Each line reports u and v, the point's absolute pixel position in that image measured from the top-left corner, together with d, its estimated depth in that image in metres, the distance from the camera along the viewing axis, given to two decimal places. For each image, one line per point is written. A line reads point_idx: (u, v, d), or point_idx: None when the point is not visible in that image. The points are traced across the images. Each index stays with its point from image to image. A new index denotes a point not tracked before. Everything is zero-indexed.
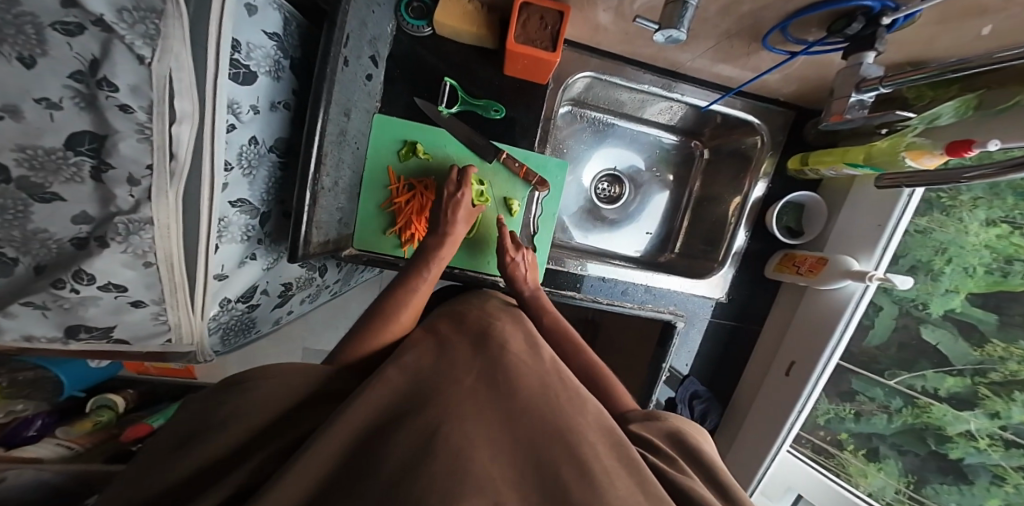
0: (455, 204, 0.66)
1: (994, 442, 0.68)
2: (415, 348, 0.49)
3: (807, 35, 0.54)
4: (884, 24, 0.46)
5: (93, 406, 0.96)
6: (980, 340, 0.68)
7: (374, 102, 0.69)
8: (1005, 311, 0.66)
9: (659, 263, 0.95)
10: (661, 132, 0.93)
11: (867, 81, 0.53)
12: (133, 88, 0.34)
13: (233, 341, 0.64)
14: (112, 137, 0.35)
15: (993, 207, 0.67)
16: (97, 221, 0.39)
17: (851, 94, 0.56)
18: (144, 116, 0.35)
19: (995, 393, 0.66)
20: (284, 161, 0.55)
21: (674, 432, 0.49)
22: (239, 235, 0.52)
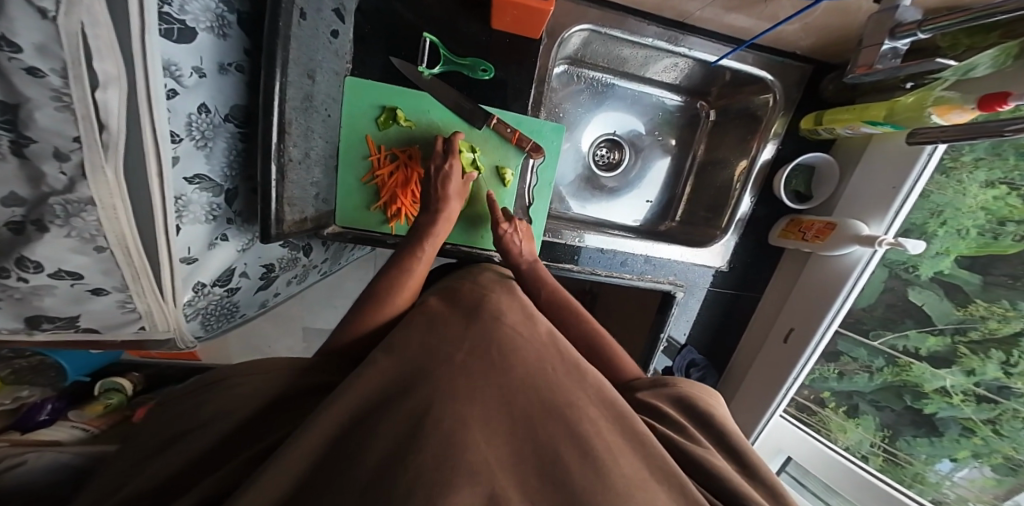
0: (444, 178, 0.62)
1: (967, 397, 0.68)
2: (404, 327, 0.46)
3: None
4: None
5: (101, 390, 0.94)
6: (964, 300, 0.66)
7: (343, 63, 0.62)
8: (991, 271, 0.64)
9: (659, 232, 0.92)
10: (665, 92, 0.86)
11: (903, 26, 0.49)
12: (40, 47, 0.28)
13: (216, 326, 0.61)
14: (26, 106, 0.30)
15: (993, 168, 0.63)
16: (31, 204, 0.34)
17: (883, 41, 0.51)
18: (59, 80, 0.30)
19: (973, 351, 0.66)
20: (245, 131, 0.50)
21: (683, 397, 0.47)
22: (204, 214, 0.47)
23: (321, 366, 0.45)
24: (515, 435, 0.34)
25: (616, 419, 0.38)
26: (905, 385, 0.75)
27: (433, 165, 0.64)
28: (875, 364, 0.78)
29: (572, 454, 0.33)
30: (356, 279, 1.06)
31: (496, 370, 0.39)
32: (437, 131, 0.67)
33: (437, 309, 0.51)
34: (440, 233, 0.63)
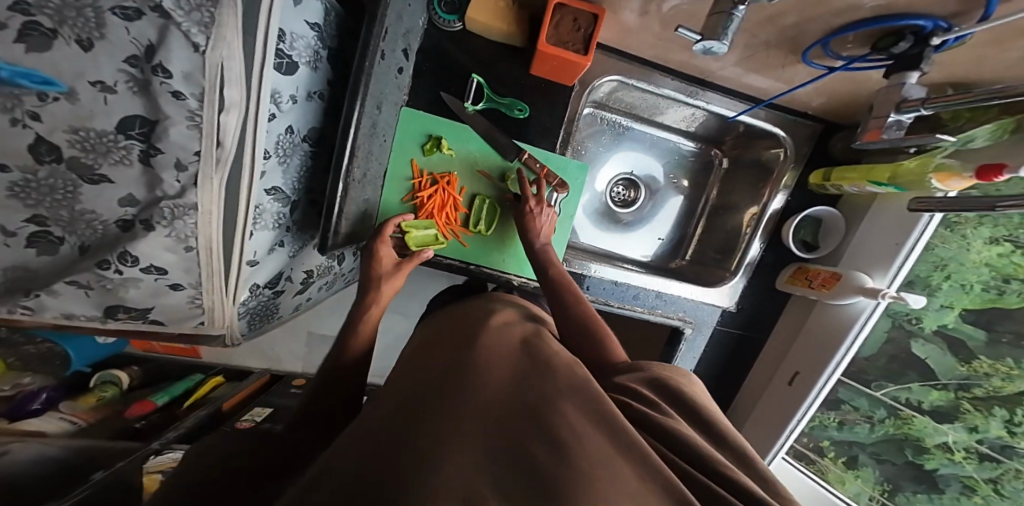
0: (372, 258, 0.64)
1: (970, 455, 0.72)
2: (404, 371, 0.46)
3: (846, 50, 0.51)
4: (932, 45, 0.43)
5: (97, 382, 1.00)
6: (968, 356, 0.70)
7: (403, 95, 0.69)
8: (993, 328, 0.67)
9: (670, 269, 0.96)
10: (681, 139, 0.93)
11: (908, 102, 0.50)
12: (186, 75, 0.35)
13: (258, 325, 0.65)
14: (163, 123, 0.36)
15: (997, 225, 0.66)
16: (142, 205, 0.40)
17: (889, 114, 0.53)
18: (195, 103, 0.37)
19: (976, 407, 0.70)
20: (316, 150, 0.57)
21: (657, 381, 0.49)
22: (271, 222, 0.53)
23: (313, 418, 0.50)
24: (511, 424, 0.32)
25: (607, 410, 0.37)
26: (907, 438, 0.78)
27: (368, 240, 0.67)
28: (876, 415, 0.81)
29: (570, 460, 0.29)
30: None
31: (480, 388, 0.37)
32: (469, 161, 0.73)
33: (434, 346, 0.52)
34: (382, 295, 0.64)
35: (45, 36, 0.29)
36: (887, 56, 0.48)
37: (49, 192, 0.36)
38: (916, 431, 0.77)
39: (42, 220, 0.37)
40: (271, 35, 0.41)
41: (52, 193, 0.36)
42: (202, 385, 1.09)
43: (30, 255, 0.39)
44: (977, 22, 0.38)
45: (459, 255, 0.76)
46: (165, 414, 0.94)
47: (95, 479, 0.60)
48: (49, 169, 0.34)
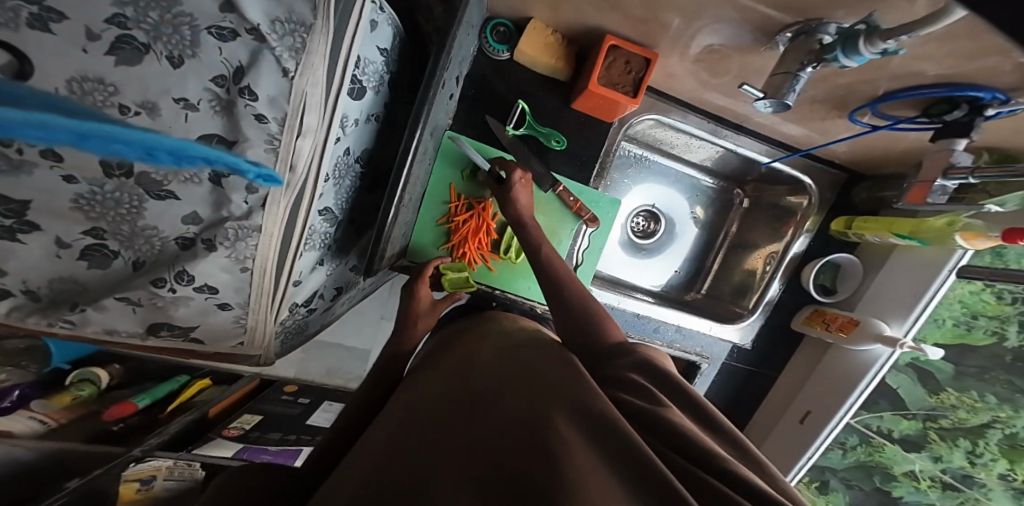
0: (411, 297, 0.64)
1: (933, 483, 0.84)
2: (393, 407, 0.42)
3: (894, 111, 0.52)
4: (986, 115, 0.45)
5: (73, 379, 0.96)
6: (937, 388, 0.79)
7: (448, 119, 0.71)
8: (961, 362, 0.76)
9: (686, 302, 0.98)
10: (700, 175, 0.96)
11: (956, 169, 0.53)
12: (271, 99, 0.37)
13: (291, 342, 0.64)
14: (241, 144, 0.38)
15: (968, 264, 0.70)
16: (205, 224, 0.40)
17: (937, 180, 0.56)
18: (275, 126, 0.39)
19: (942, 438, 0.81)
20: (364, 169, 0.62)
21: (646, 365, 0.45)
22: (318, 242, 0.53)
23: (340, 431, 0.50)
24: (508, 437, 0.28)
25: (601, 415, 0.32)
26: (880, 466, 0.89)
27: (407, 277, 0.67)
28: (850, 443, 0.88)
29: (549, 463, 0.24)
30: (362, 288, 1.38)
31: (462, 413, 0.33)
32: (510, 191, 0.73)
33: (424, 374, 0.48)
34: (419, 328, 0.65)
35: (135, 50, 0.30)
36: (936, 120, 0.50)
37: (114, 206, 0.36)
38: (886, 459, 0.87)
39: (102, 233, 0.37)
40: (351, 63, 0.44)
41: (118, 208, 0.36)
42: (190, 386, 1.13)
43: (81, 267, 0.38)
44: None
45: (485, 280, 0.75)
46: (147, 418, 0.98)
47: (69, 486, 0.58)
48: (117, 183, 0.34)
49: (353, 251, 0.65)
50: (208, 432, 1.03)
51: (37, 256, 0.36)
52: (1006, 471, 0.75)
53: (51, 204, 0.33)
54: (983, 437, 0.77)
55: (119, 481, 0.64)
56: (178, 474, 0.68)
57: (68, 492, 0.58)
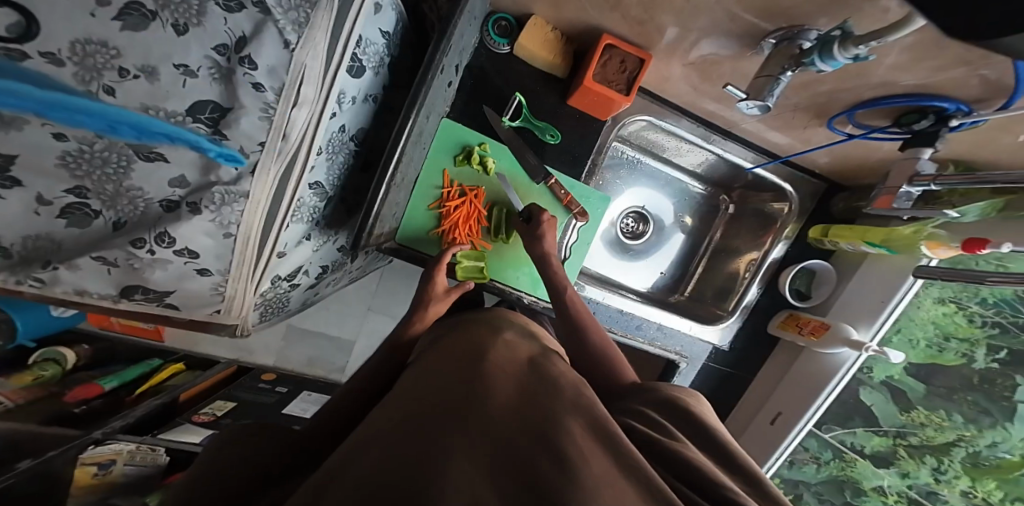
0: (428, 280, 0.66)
1: (900, 498, 0.89)
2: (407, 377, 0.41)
3: (871, 121, 0.57)
4: (950, 126, 0.49)
5: (39, 358, 1.09)
6: (908, 406, 0.84)
7: (445, 106, 0.71)
8: (931, 381, 0.81)
9: (670, 303, 1.00)
10: (691, 179, 0.99)
11: (920, 176, 0.55)
12: (270, 68, 0.40)
13: (269, 317, 0.64)
14: (236, 111, 0.40)
15: (945, 288, 0.75)
16: (192, 187, 0.42)
17: (901, 186, 0.58)
18: (271, 96, 0.41)
19: (909, 455, 0.86)
20: (358, 148, 0.62)
21: (672, 405, 0.47)
22: (307, 216, 0.54)
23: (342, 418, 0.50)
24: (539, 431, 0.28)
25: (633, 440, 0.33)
26: (851, 480, 0.94)
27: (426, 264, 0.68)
28: (824, 457, 0.93)
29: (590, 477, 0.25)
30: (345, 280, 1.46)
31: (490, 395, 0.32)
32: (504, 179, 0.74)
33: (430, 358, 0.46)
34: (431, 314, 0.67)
35: (143, 17, 0.33)
36: (905, 129, 0.54)
37: (100, 165, 0.37)
38: (857, 474, 0.93)
39: (85, 191, 0.38)
40: (352, 41, 0.48)
41: (104, 166, 0.37)
42: (161, 371, 1.26)
43: (59, 225, 0.39)
44: (995, 110, 0.44)
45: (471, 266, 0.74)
46: (113, 399, 1.10)
47: (20, 467, 0.57)
48: (106, 143, 0.36)
49: (342, 230, 0.66)
50: (175, 417, 1.12)
51: (14, 210, 0.37)
52: (966, 488, 0.81)
53: (36, 161, 0.35)
54: (947, 455, 0.82)
55: (73, 464, 0.64)
56: (138, 460, 0.69)
57: (17, 474, 0.56)
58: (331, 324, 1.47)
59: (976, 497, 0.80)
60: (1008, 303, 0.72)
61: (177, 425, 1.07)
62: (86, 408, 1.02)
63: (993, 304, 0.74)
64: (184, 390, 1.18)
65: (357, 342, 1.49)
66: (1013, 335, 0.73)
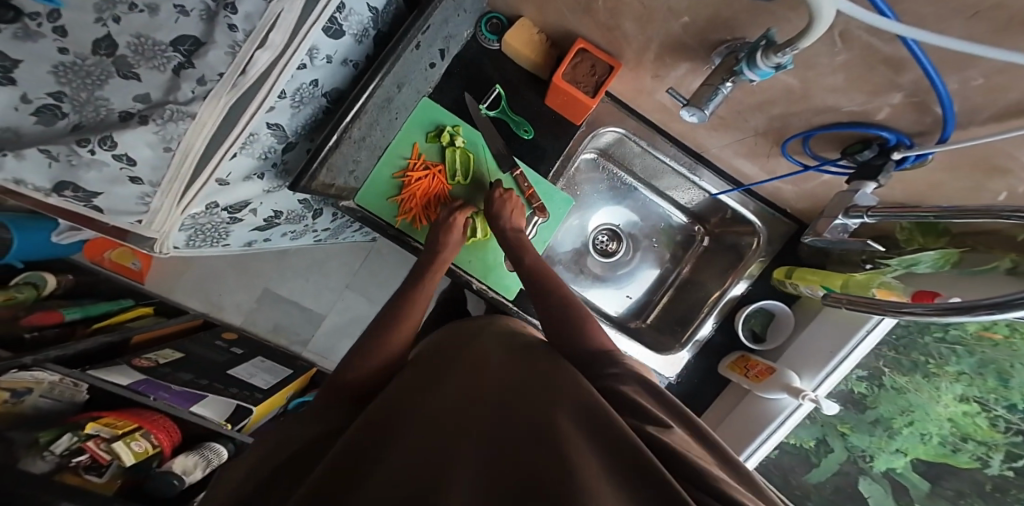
0: (447, 227, 0.68)
1: None
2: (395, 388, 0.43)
3: (825, 152, 0.62)
4: (893, 159, 0.52)
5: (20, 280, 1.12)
6: (908, 504, 0.78)
7: (427, 87, 0.75)
8: (939, 482, 0.76)
9: (630, 327, 0.99)
10: (674, 209, 1.00)
11: (856, 206, 0.55)
12: (247, 15, 0.45)
13: (198, 243, 0.68)
14: (207, 45, 0.45)
15: (972, 385, 0.71)
16: (152, 104, 0.47)
17: (838, 215, 0.58)
18: (241, 37, 0.45)
19: None
20: (331, 106, 0.66)
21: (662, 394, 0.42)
22: (257, 152, 0.57)
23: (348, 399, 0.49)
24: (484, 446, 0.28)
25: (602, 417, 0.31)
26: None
27: (443, 214, 0.70)
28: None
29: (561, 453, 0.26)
30: (328, 254, 1.48)
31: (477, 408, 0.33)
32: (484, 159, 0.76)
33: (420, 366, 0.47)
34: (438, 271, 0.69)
35: None
36: (853, 163, 0.58)
37: (85, 76, 0.45)
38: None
39: (62, 95, 0.45)
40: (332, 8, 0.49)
41: (86, 77, 0.45)
42: (125, 311, 1.28)
43: (29, 122, 0.46)
44: (934, 143, 0.46)
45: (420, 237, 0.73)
46: (67, 330, 1.10)
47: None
48: (98, 60, 0.44)
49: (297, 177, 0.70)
50: (119, 356, 1.10)
51: None
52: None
53: (35, 68, 0.43)
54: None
55: None
56: (56, 393, 0.81)
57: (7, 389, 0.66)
58: (306, 295, 1.48)
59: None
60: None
61: (114, 365, 1.02)
62: (37, 334, 1.02)
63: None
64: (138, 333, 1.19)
65: (327, 317, 1.49)
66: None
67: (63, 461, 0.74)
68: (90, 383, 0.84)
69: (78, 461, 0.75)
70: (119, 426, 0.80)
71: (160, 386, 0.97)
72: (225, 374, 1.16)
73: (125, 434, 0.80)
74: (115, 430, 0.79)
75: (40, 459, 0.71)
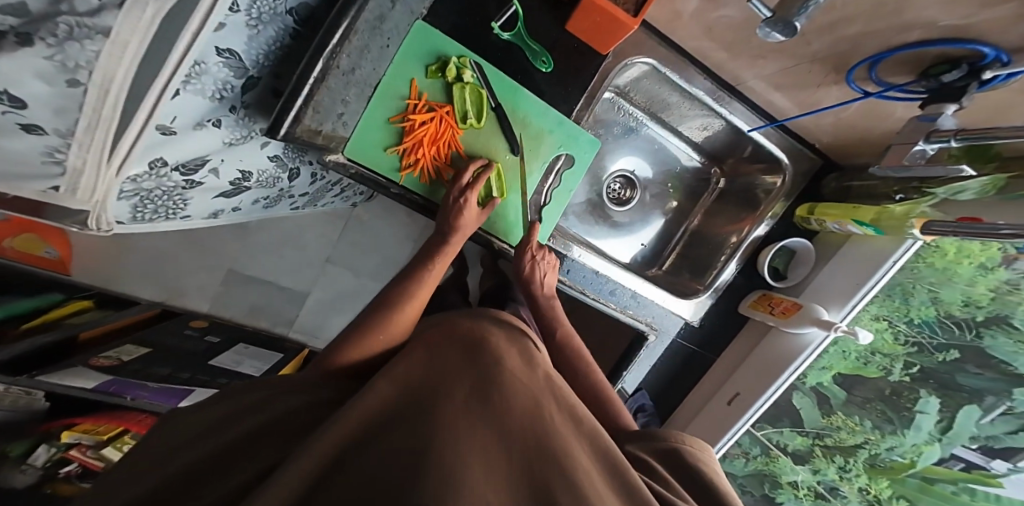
0: (458, 211, 0.61)
1: (808, 492, 1.05)
2: (414, 359, 0.49)
3: (891, 77, 0.56)
4: (983, 78, 0.47)
5: None
6: (829, 411, 0.97)
7: (422, 7, 0.57)
8: (851, 390, 0.95)
9: (647, 275, 0.95)
10: (689, 149, 0.95)
11: (940, 132, 0.52)
12: None
13: (147, 214, 0.55)
14: None
15: (881, 306, 0.88)
16: (31, 16, 0.27)
17: (919, 141, 0.54)
18: None
19: (823, 455, 1.01)
20: (301, 28, 0.47)
21: (667, 450, 0.52)
22: (209, 90, 0.42)
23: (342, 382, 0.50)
24: (508, 438, 0.38)
25: (602, 455, 0.42)
26: (771, 474, 1.08)
27: (452, 189, 0.62)
28: (754, 453, 1.06)
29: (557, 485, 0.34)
30: (300, 226, 1.31)
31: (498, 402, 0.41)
32: (497, 102, 0.62)
33: (438, 345, 0.53)
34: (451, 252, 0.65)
35: None
36: (926, 88, 0.54)
37: None
38: (777, 469, 1.06)
39: None
40: None
41: None
42: (61, 307, 1.08)
43: None
44: None
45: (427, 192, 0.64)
46: None
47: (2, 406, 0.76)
48: None
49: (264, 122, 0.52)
50: (71, 357, 0.97)
51: None
52: (863, 485, 0.98)
53: None
54: (853, 455, 0.98)
55: None
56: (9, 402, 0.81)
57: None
58: (281, 272, 1.32)
59: (869, 494, 0.98)
60: (931, 326, 0.85)
61: (68, 367, 0.92)
62: None
63: (918, 325, 0.86)
64: (86, 329, 1.03)
65: (310, 295, 1.35)
66: (927, 354, 0.87)
67: (49, 471, 0.89)
68: (47, 390, 0.79)
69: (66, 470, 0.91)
70: (102, 433, 0.91)
71: (133, 384, 0.91)
72: (211, 366, 1.07)
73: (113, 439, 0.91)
74: (98, 437, 0.90)
75: (21, 473, 0.86)
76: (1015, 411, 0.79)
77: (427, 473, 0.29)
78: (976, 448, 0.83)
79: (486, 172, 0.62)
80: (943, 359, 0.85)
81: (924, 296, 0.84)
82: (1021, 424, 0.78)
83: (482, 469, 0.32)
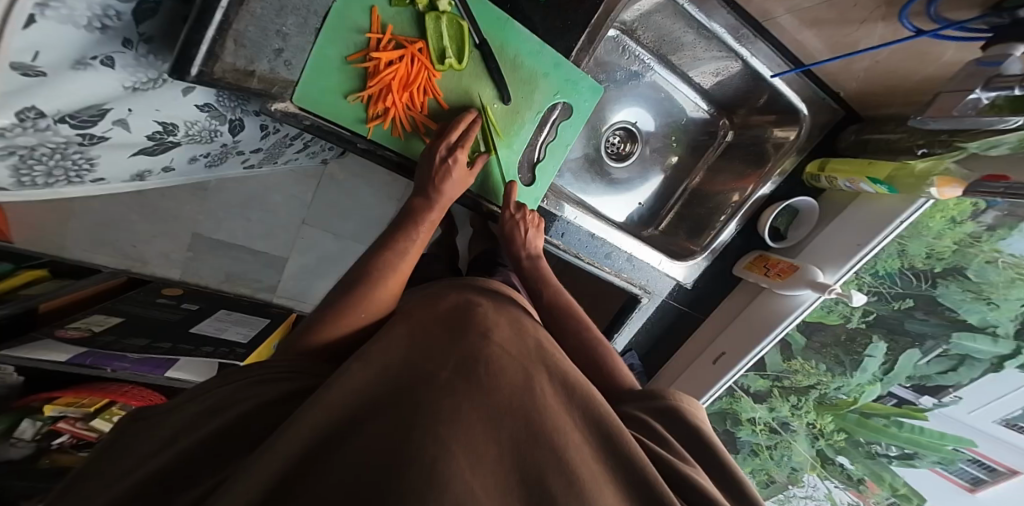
0: (443, 171, 0.53)
1: (765, 428, 1.05)
2: (391, 336, 0.42)
3: (952, 11, 0.47)
4: None
5: None
6: (791, 356, 0.96)
7: None
8: (813, 336, 0.95)
9: (642, 236, 0.90)
10: (697, 98, 0.86)
11: (1002, 77, 0.45)
12: None
13: (32, 165, 0.45)
14: None
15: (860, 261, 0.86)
16: None
17: (975, 90, 0.48)
18: None
19: (781, 393, 1.01)
20: None
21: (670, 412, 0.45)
22: (84, 15, 0.29)
23: (311, 369, 0.42)
24: (498, 419, 0.31)
25: (600, 428, 0.36)
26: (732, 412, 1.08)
27: (432, 144, 0.53)
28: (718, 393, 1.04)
29: (556, 475, 0.27)
30: (268, 186, 1.19)
31: (486, 382, 0.34)
32: (482, 38, 0.51)
33: (417, 320, 0.47)
34: (435, 217, 0.58)
35: None
36: (991, 25, 0.46)
37: None
38: (738, 407, 1.05)
39: None
40: None
41: None
42: (11, 277, 0.96)
43: None
44: None
45: (402, 148, 0.55)
46: None
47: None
48: None
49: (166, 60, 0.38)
50: (35, 330, 0.90)
51: None
52: (811, 420, 1.00)
53: None
54: (804, 394, 0.99)
55: None
56: None
57: None
58: (252, 236, 1.22)
59: (815, 428, 1.00)
60: (892, 277, 0.84)
61: (34, 340, 0.84)
62: None
63: (881, 276, 0.85)
64: (46, 300, 0.93)
65: (290, 260, 1.27)
66: (883, 302, 0.86)
67: (42, 444, 0.82)
68: (18, 362, 0.77)
69: (59, 442, 0.83)
70: (90, 405, 0.84)
71: (112, 356, 0.86)
72: (191, 334, 1.00)
73: (102, 410, 0.84)
74: (86, 408, 0.83)
75: (12, 446, 0.80)
76: (948, 353, 0.81)
77: (404, 475, 0.22)
78: (910, 386, 0.87)
79: (474, 126, 0.54)
80: (897, 306, 0.85)
81: (893, 249, 0.80)
82: (953, 364, 0.81)
83: (467, 457, 0.25)
